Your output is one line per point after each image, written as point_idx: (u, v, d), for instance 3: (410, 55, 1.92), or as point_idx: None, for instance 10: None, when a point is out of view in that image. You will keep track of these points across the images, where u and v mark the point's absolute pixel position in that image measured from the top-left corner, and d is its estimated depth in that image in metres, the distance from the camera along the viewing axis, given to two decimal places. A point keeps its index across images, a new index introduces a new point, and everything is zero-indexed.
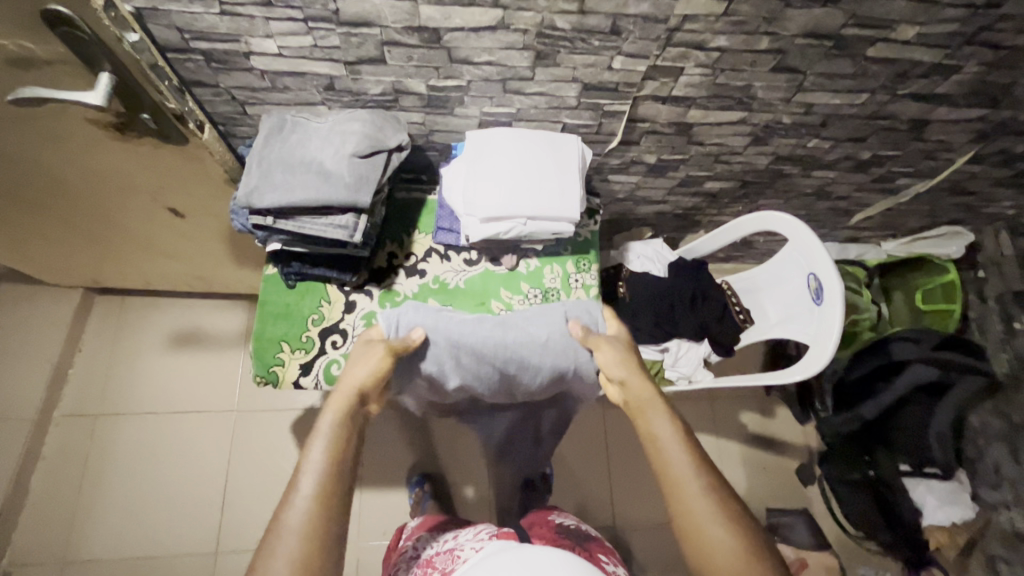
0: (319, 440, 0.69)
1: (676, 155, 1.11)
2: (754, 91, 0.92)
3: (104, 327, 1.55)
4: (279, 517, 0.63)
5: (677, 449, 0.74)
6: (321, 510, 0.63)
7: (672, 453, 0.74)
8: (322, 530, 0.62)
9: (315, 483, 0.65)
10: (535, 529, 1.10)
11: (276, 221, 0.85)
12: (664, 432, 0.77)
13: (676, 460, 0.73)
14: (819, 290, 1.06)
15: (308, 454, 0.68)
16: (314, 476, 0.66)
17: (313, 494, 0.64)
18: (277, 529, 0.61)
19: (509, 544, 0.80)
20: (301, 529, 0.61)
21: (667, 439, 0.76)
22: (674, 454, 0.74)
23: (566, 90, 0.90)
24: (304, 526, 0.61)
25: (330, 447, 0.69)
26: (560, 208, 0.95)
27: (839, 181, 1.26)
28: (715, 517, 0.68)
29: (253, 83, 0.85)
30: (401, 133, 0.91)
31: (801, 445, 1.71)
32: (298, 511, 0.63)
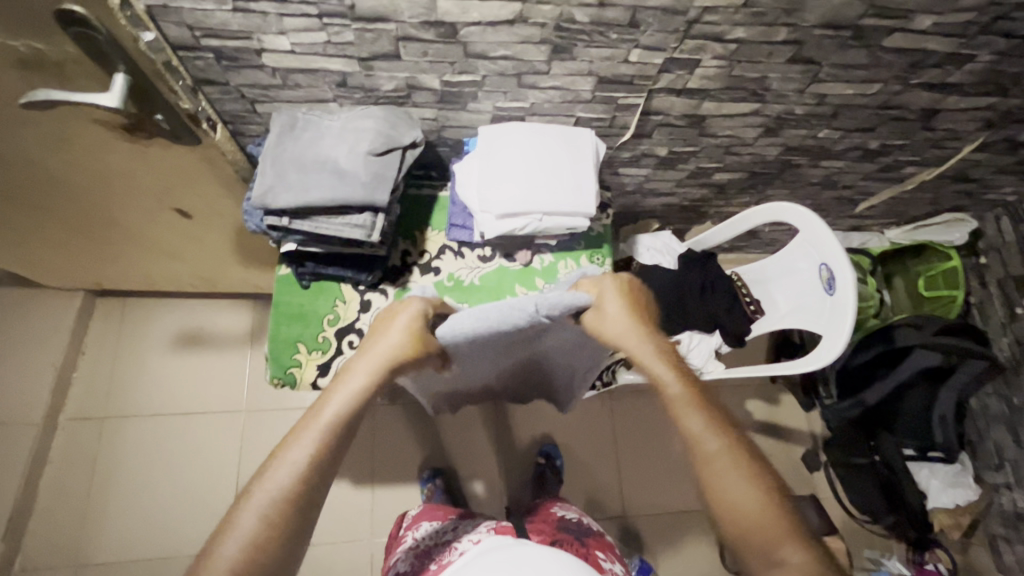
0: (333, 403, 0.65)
1: (688, 147, 1.10)
2: (768, 82, 0.91)
3: (107, 329, 1.52)
4: (269, 469, 0.60)
5: (694, 414, 0.70)
6: (306, 479, 0.59)
7: (692, 424, 0.70)
8: (302, 499, 0.58)
9: (312, 446, 0.61)
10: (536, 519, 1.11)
11: (292, 221, 0.83)
12: (681, 400, 0.72)
13: (695, 425, 0.69)
14: (832, 280, 1.06)
15: (317, 412, 0.64)
16: (314, 438, 0.62)
17: (301, 464, 0.60)
18: (254, 490, 0.58)
19: (503, 541, 0.79)
20: (277, 496, 0.58)
21: (681, 405, 0.71)
22: (691, 420, 0.70)
23: (580, 83, 0.89)
24: (290, 488, 0.58)
25: (340, 412, 0.64)
26: (576, 202, 0.94)
27: (847, 171, 1.26)
28: (741, 489, 0.65)
29: (264, 80, 0.84)
30: (415, 129, 0.89)
31: (806, 432, 1.74)
32: (278, 480, 0.58)
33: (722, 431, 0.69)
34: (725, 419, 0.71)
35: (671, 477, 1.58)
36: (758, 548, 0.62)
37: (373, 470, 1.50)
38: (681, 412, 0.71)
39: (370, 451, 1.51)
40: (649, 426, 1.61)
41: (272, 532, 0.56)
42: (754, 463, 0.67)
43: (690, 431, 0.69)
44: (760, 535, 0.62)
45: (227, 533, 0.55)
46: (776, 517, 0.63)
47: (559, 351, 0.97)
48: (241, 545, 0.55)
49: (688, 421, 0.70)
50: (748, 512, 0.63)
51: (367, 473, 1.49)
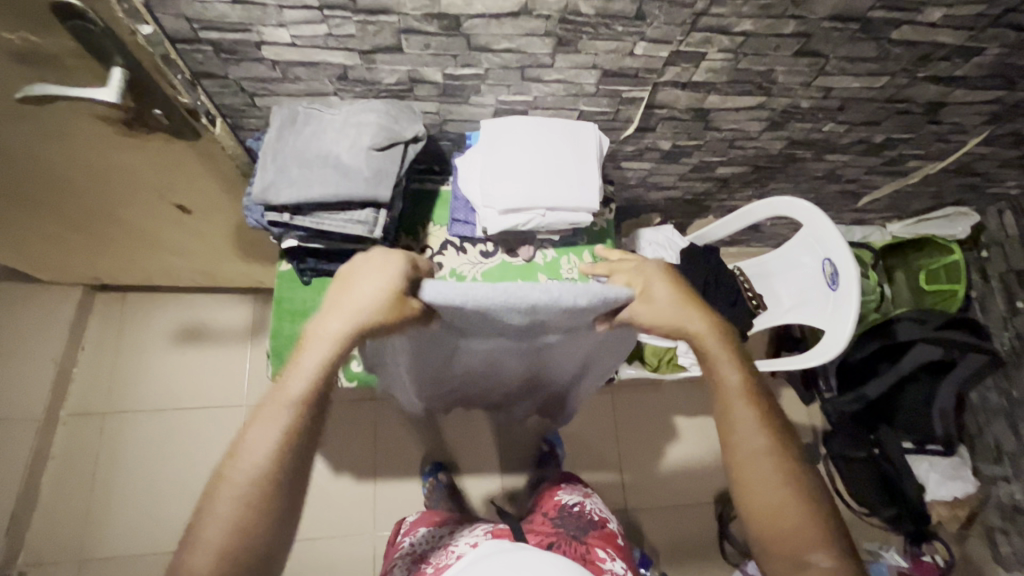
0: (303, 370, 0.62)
1: (691, 140, 1.09)
2: (774, 75, 0.90)
3: (107, 323, 1.52)
4: (244, 445, 0.58)
5: (744, 408, 0.69)
6: (279, 455, 0.57)
7: (740, 418, 0.69)
8: (283, 470, 0.58)
9: (286, 417, 0.59)
10: (538, 518, 1.11)
11: (293, 217, 0.82)
12: (734, 392, 0.70)
13: (744, 417, 0.68)
14: (835, 276, 1.06)
15: (286, 382, 0.61)
16: (288, 408, 0.59)
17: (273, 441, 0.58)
18: (228, 472, 0.56)
19: (499, 547, 0.78)
20: (252, 477, 0.56)
21: (733, 396, 0.70)
22: (741, 414, 0.69)
23: (585, 76, 0.88)
24: (269, 462, 0.57)
25: (306, 387, 0.61)
26: (579, 197, 0.93)
27: (851, 164, 1.25)
28: (779, 489, 0.65)
29: (263, 73, 0.82)
30: (417, 123, 0.88)
31: (806, 425, 1.74)
32: (252, 459, 0.57)
33: (769, 429, 0.68)
34: (774, 417, 0.70)
35: (672, 471, 1.58)
36: (787, 548, 0.62)
37: (374, 464, 1.50)
38: (731, 405, 0.70)
39: (372, 445, 1.51)
40: (650, 420, 1.62)
41: (255, 507, 0.55)
42: (792, 465, 0.66)
43: (736, 423, 0.69)
44: (791, 536, 0.62)
45: (209, 512, 0.54)
46: (804, 519, 0.63)
47: (570, 362, 0.96)
48: (226, 524, 0.54)
49: (738, 412, 0.69)
50: (781, 509, 0.64)
51: (369, 467, 1.50)
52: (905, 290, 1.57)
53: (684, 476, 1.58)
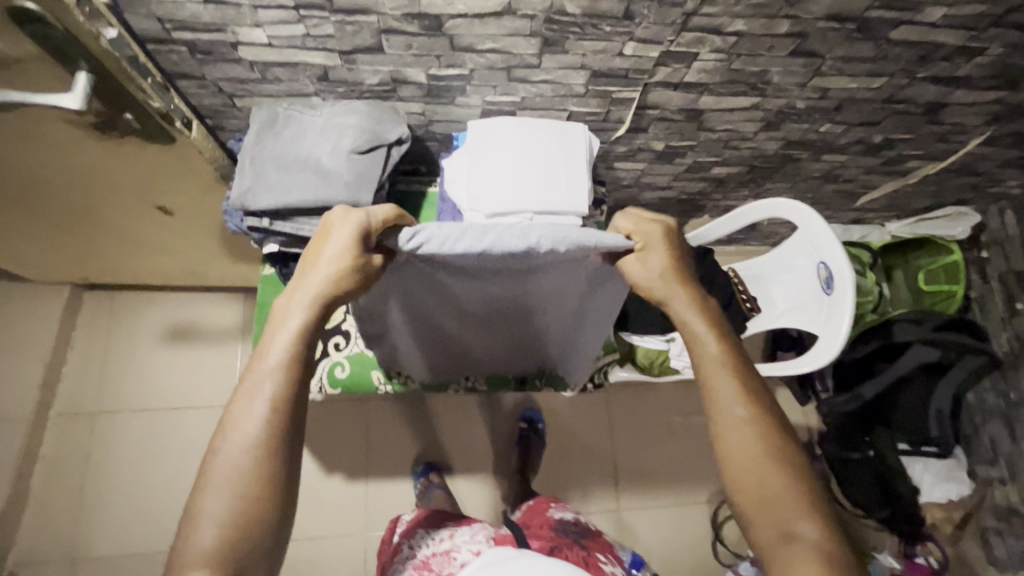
0: (287, 330, 0.58)
1: (685, 141, 1.07)
2: (769, 76, 0.88)
3: (96, 323, 1.50)
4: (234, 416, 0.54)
5: (724, 378, 0.65)
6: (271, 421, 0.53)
7: (720, 388, 0.64)
8: (281, 437, 0.54)
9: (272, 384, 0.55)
10: (533, 529, 1.08)
11: (272, 223, 0.80)
12: (715, 361, 0.66)
13: (725, 387, 0.64)
14: (830, 280, 1.04)
15: (269, 345, 0.57)
16: (270, 375, 0.55)
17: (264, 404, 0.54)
18: (221, 445, 0.52)
19: (505, 553, 0.76)
20: (247, 447, 0.52)
21: (714, 366, 0.66)
22: (721, 384, 0.64)
23: (573, 77, 0.85)
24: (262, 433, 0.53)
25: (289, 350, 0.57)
26: (568, 201, 0.90)
27: (849, 164, 1.23)
28: (763, 458, 0.61)
29: (241, 74, 0.80)
30: (401, 125, 0.86)
31: (802, 425, 1.72)
32: (244, 428, 0.53)
33: (753, 399, 0.64)
34: (758, 386, 0.65)
35: (665, 471, 1.58)
36: (771, 519, 0.58)
37: (365, 464, 1.49)
38: (710, 374, 0.65)
39: (364, 445, 1.50)
40: (644, 420, 1.61)
41: (256, 478, 0.51)
42: (774, 437, 0.62)
43: (716, 393, 0.65)
44: (775, 507, 0.59)
45: (205, 493, 0.50)
46: (785, 494, 0.59)
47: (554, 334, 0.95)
48: (226, 501, 0.50)
49: (716, 382, 0.65)
50: (763, 478, 0.60)
51: (361, 467, 1.49)
52: (904, 289, 1.53)
53: (678, 476, 1.57)
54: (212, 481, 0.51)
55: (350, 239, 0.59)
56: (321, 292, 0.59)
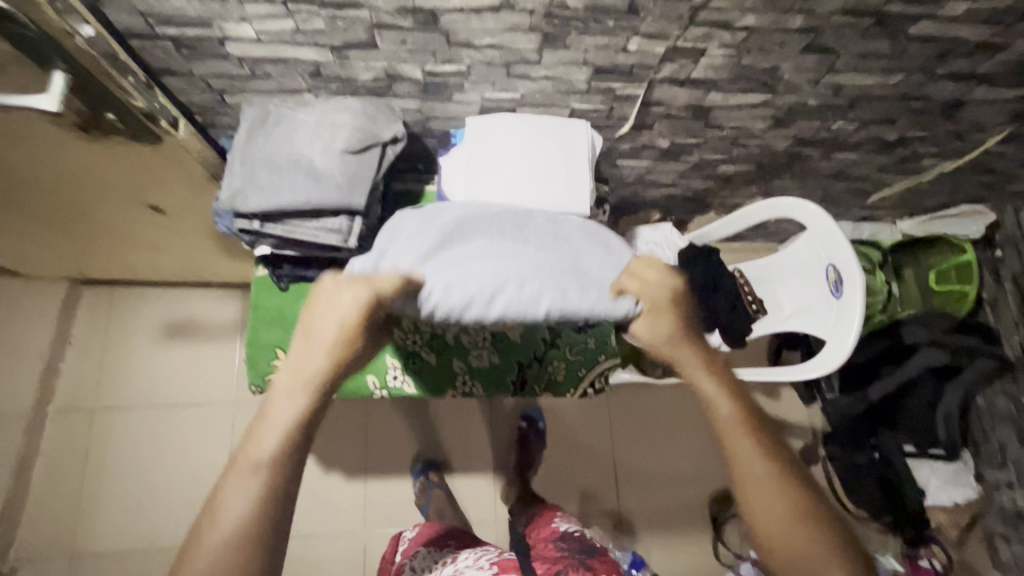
0: (283, 403, 0.57)
1: (691, 138, 1.03)
2: (780, 73, 0.84)
3: (94, 319, 1.49)
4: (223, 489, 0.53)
5: (746, 440, 0.62)
6: (254, 521, 0.52)
7: (742, 448, 0.61)
8: (262, 535, 0.52)
9: (268, 454, 0.54)
10: (538, 548, 1.08)
11: (263, 225, 0.78)
12: (731, 421, 0.63)
13: (747, 448, 0.61)
14: (839, 283, 1.01)
15: (261, 425, 0.56)
16: (259, 465, 0.54)
17: (251, 498, 0.53)
18: (205, 535, 0.51)
19: None
20: (230, 539, 0.51)
21: (732, 426, 0.63)
22: (746, 448, 0.61)
23: (575, 73, 0.82)
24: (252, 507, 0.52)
25: (278, 439, 0.55)
26: (569, 202, 0.87)
27: (860, 163, 1.19)
28: (793, 518, 0.59)
29: (230, 70, 0.77)
30: (396, 123, 0.83)
31: (806, 426, 1.69)
32: (230, 519, 0.52)
33: (780, 460, 0.61)
34: (778, 442, 0.63)
35: (666, 471, 1.56)
36: None
37: (364, 462, 1.48)
38: (729, 433, 0.62)
39: (363, 442, 1.49)
40: (646, 420, 1.59)
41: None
42: (804, 498, 0.60)
43: (737, 455, 0.62)
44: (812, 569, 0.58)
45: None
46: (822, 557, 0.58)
47: None
48: None
49: (738, 444, 0.62)
50: (796, 542, 0.59)
51: (360, 466, 1.48)
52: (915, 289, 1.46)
53: (678, 476, 1.56)
54: (198, 558, 0.51)
55: (359, 312, 0.63)
56: (317, 366, 0.60)
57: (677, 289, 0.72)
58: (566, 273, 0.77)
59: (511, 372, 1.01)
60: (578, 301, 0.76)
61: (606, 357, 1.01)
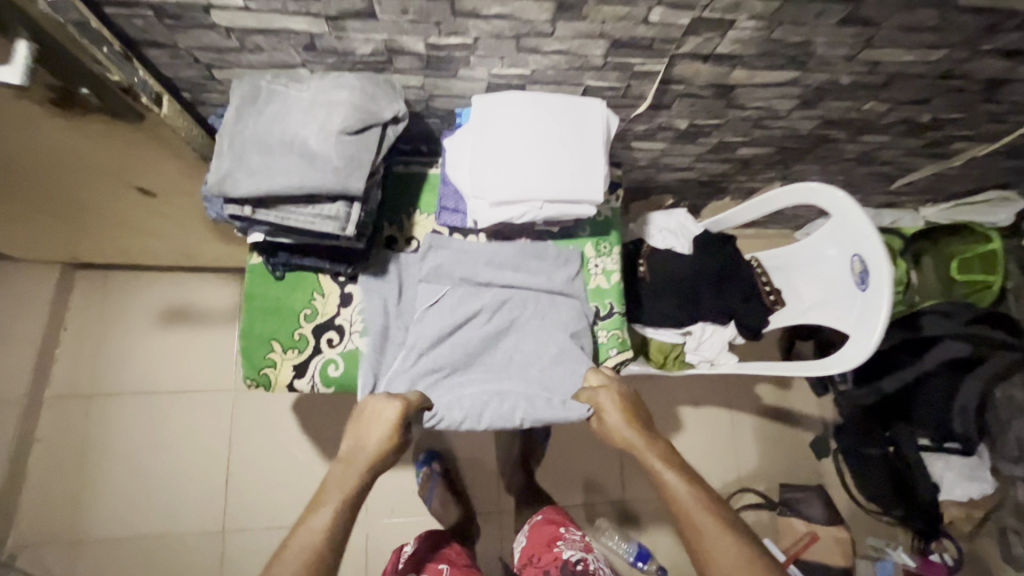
0: (344, 477, 0.72)
1: (711, 119, 0.97)
2: (813, 47, 0.78)
3: (89, 304, 1.45)
4: (290, 545, 0.64)
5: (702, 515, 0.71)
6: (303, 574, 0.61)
7: (689, 502, 0.73)
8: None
9: (327, 516, 0.67)
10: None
11: (255, 211, 0.72)
12: (677, 486, 0.75)
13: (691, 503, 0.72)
14: (865, 274, 0.96)
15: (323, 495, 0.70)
16: (317, 524, 0.66)
17: (301, 553, 0.63)
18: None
19: None
20: None
21: (679, 491, 0.74)
22: (703, 520, 0.70)
23: (591, 47, 0.76)
24: (309, 559, 0.62)
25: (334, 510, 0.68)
26: (581, 187, 0.82)
27: (888, 146, 1.12)
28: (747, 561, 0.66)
29: (218, 43, 0.72)
30: (397, 102, 0.78)
31: (818, 418, 1.65)
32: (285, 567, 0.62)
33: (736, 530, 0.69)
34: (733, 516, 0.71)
35: None
36: None
37: None
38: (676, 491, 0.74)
39: None
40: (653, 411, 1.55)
41: None
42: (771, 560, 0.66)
43: (701, 532, 0.69)
44: None
45: None
46: None
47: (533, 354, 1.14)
48: None
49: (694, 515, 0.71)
50: None
51: None
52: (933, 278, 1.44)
53: None
54: None
55: (398, 415, 0.78)
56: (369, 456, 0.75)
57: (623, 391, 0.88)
58: (542, 385, 0.87)
59: None
60: (555, 412, 0.85)
61: (617, 351, 0.95)
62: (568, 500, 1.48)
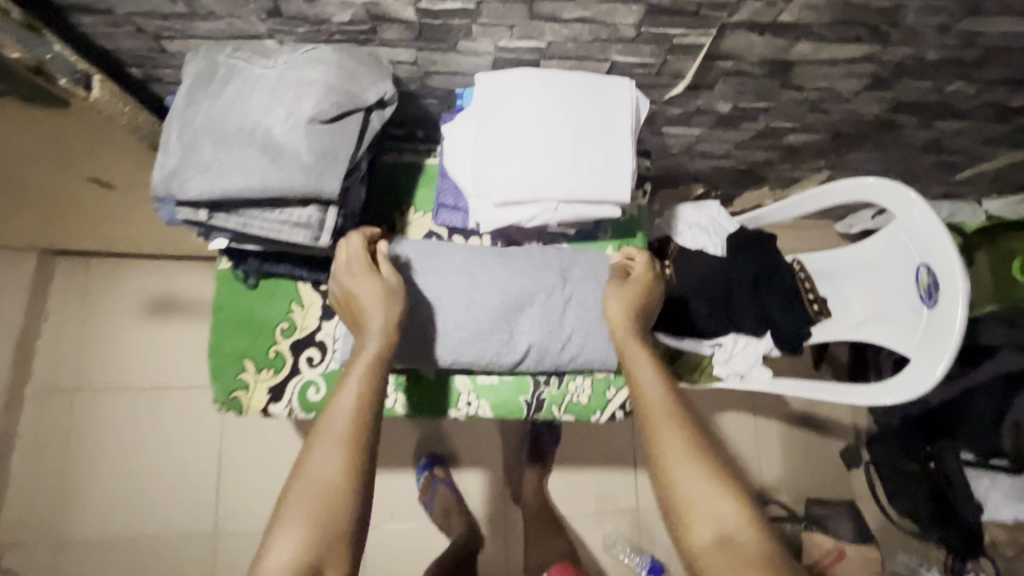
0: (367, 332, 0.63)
1: (759, 102, 0.82)
2: (901, 15, 0.62)
3: (69, 295, 1.36)
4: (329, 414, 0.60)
5: (666, 417, 0.64)
6: (354, 439, 0.58)
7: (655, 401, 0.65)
8: (359, 442, 0.58)
9: (356, 389, 0.60)
10: None
11: (212, 216, 0.60)
12: (645, 377, 0.67)
13: (653, 397, 0.65)
14: (933, 289, 0.82)
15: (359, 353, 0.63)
16: (355, 382, 0.60)
17: (348, 419, 0.58)
18: (321, 430, 0.58)
19: None
20: (340, 434, 0.58)
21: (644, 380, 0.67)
22: (667, 430, 0.63)
23: (621, 14, 0.61)
24: (347, 433, 0.58)
25: (365, 380, 0.61)
26: (605, 186, 0.68)
27: (963, 133, 0.96)
28: (687, 455, 0.61)
29: (162, 8, 0.59)
30: (383, 81, 0.64)
31: (850, 426, 1.53)
32: (339, 419, 0.58)
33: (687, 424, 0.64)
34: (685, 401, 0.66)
35: None
36: (731, 563, 0.56)
37: None
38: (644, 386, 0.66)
39: None
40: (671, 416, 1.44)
41: (342, 486, 0.56)
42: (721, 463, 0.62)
43: (658, 435, 0.63)
44: (734, 548, 0.57)
45: (291, 488, 0.56)
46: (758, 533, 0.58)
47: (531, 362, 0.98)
48: (305, 510, 0.55)
49: (648, 394, 0.65)
50: (717, 513, 0.59)
51: None
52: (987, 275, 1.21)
53: None
54: (304, 476, 0.56)
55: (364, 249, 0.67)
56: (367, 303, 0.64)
57: (657, 283, 0.75)
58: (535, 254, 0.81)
59: (525, 391, 0.81)
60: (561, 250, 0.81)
61: None
62: (578, 508, 1.39)
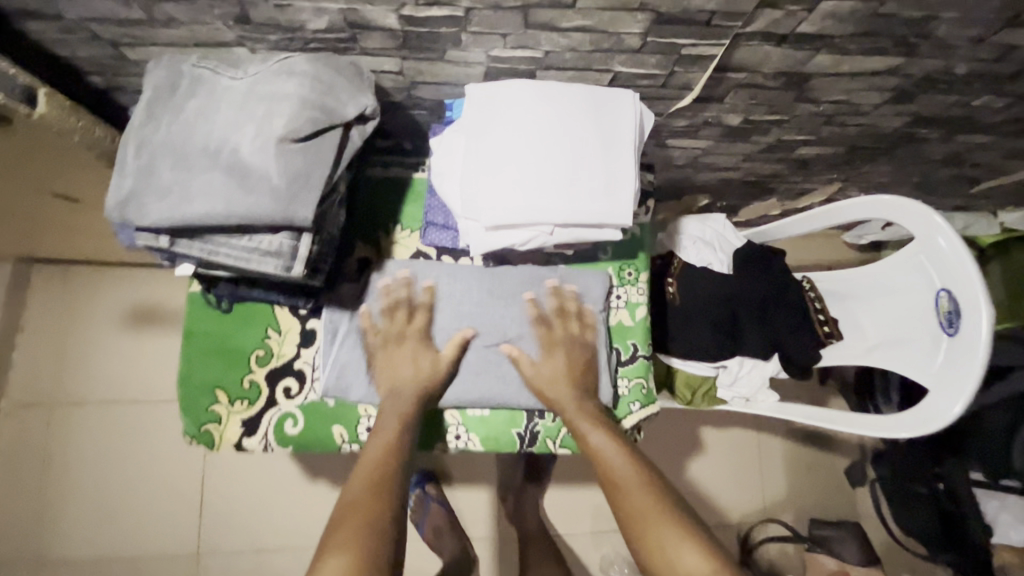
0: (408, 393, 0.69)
1: (771, 115, 0.76)
2: (933, 26, 0.57)
3: (47, 303, 1.30)
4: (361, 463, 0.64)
5: (632, 481, 0.65)
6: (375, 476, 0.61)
7: (617, 467, 0.67)
8: (382, 480, 0.61)
9: (386, 440, 0.65)
10: None
11: (174, 244, 0.54)
12: (606, 447, 0.68)
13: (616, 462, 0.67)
14: (953, 316, 0.76)
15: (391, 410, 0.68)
16: (389, 429, 0.66)
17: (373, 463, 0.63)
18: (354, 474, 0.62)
19: None
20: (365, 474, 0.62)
21: (606, 449, 0.68)
22: (636, 495, 0.64)
23: (626, 23, 0.55)
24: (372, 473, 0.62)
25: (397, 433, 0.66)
26: (605, 209, 0.62)
27: (986, 147, 0.90)
28: (660, 516, 0.62)
29: (118, 13, 0.53)
30: (364, 94, 0.58)
31: (856, 443, 1.48)
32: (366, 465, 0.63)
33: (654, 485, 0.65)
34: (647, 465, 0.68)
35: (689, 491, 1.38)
36: None
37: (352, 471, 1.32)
38: (603, 456, 0.68)
39: None
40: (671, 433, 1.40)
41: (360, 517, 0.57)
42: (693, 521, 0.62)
43: (630, 502, 0.64)
44: None
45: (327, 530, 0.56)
46: None
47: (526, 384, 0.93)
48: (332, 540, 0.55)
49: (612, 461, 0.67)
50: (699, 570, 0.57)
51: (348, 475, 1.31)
52: (1000, 291, 1.15)
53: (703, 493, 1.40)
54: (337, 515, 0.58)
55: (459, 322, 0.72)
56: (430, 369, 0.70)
57: (582, 343, 0.74)
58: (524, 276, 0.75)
59: (518, 424, 0.76)
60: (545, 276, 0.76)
61: (641, 406, 0.78)
62: (574, 528, 1.34)
